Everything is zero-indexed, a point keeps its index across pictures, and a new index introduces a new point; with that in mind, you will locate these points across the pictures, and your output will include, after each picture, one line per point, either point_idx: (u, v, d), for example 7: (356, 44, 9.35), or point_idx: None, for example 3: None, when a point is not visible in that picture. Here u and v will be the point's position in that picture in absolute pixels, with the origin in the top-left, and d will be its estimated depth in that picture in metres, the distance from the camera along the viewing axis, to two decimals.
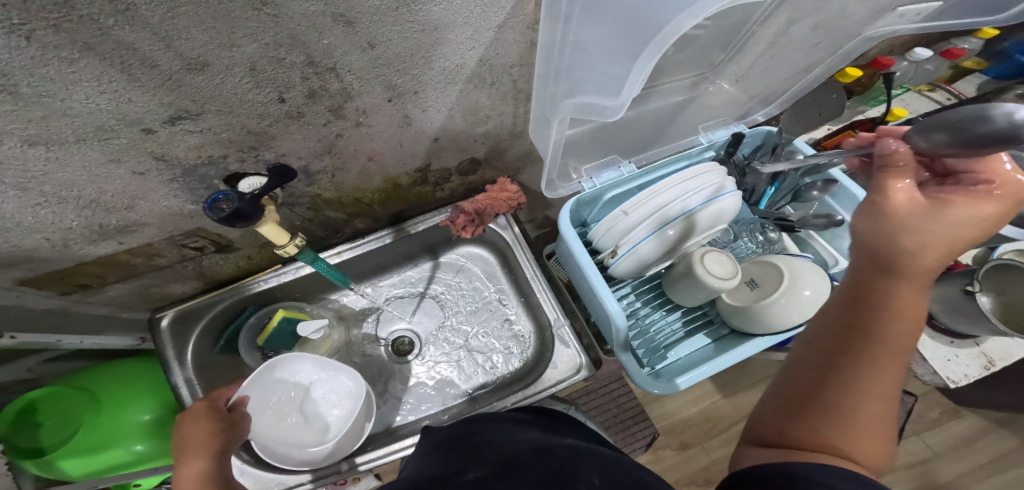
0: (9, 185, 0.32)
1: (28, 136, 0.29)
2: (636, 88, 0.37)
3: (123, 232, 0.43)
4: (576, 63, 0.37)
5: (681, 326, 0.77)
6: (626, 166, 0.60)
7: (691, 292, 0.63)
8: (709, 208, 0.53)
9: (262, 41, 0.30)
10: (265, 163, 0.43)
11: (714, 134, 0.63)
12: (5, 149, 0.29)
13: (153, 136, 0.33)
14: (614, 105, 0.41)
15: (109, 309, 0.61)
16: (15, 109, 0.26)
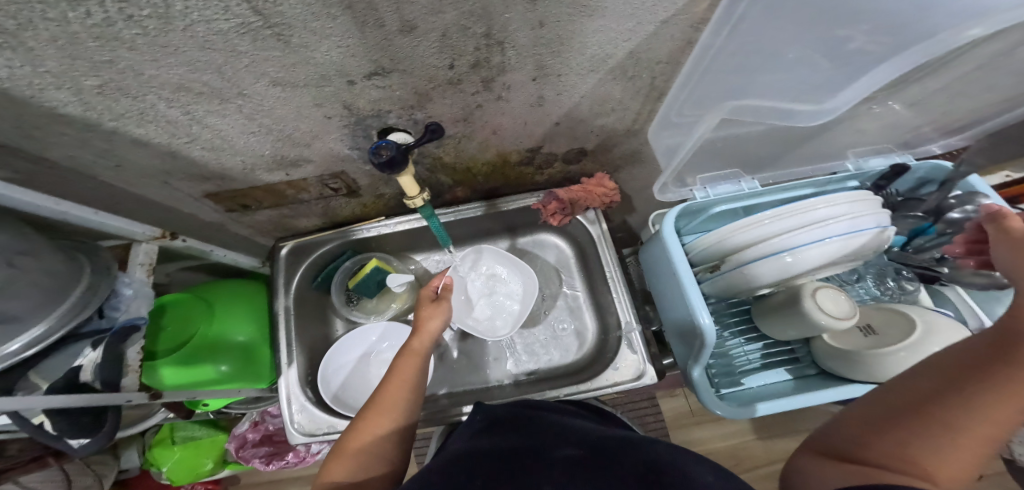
0: (243, 115, 0.39)
1: (276, 79, 0.35)
2: (857, 97, 0.40)
3: (293, 165, 0.51)
4: (733, 66, 0.39)
5: (758, 357, 0.75)
6: (747, 183, 0.61)
7: (792, 325, 0.64)
8: (843, 242, 0.50)
9: (461, 10, 0.34)
10: (415, 122, 0.49)
11: (866, 161, 0.62)
12: (257, 87, 0.35)
13: (351, 87, 0.40)
14: (817, 111, 0.43)
15: (248, 232, 0.71)
16: (281, 55, 0.33)
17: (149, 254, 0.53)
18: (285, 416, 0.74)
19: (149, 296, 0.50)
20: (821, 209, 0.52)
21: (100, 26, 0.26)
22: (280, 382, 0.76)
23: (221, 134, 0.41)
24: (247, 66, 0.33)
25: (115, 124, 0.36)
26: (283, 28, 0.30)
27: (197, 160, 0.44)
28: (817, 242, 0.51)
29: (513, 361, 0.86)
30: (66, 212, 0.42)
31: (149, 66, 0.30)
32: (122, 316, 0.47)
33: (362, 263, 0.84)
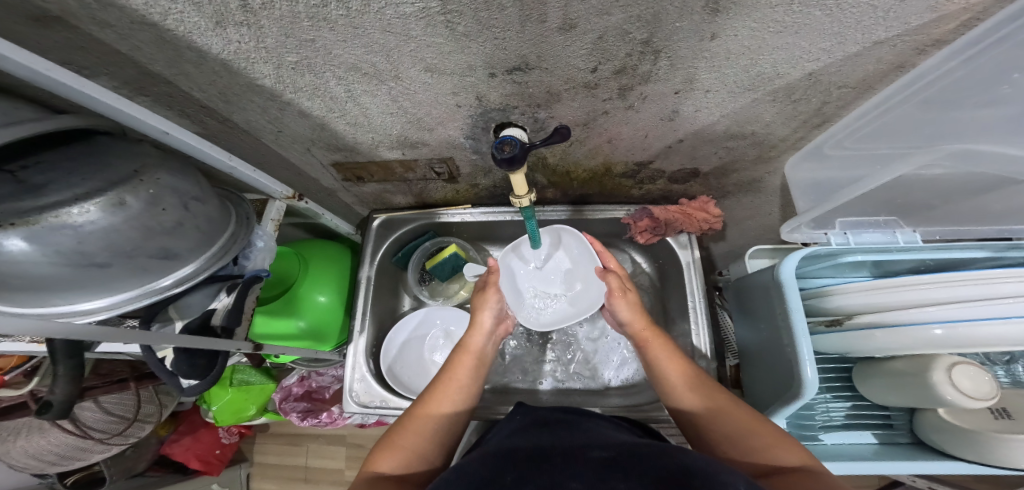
0: (391, 97, 0.41)
1: (431, 65, 0.36)
2: None
3: (411, 146, 0.52)
4: (943, 97, 0.37)
5: (842, 416, 0.66)
6: (904, 234, 0.53)
7: (901, 390, 0.56)
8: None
9: (630, 13, 0.32)
10: (535, 120, 0.48)
11: None
12: (411, 71, 0.37)
13: (490, 79, 0.39)
14: None
15: (350, 201, 0.75)
16: (442, 42, 0.33)
17: (279, 211, 0.59)
18: (346, 381, 0.80)
19: (273, 251, 0.57)
20: (1004, 285, 0.44)
21: (316, 6, 0.28)
22: (350, 348, 0.81)
23: (365, 112, 0.43)
24: (411, 50, 0.34)
25: (290, 96, 0.40)
26: (455, 15, 0.30)
27: (339, 133, 0.48)
28: (994, 321, 0.42)
29: (557, 370, 0.84)
30: (234, 167, 0.49)
31: (339, 46, 0.33)
32: (250, 267, 0.53)
33: (440, 246, 0.87)
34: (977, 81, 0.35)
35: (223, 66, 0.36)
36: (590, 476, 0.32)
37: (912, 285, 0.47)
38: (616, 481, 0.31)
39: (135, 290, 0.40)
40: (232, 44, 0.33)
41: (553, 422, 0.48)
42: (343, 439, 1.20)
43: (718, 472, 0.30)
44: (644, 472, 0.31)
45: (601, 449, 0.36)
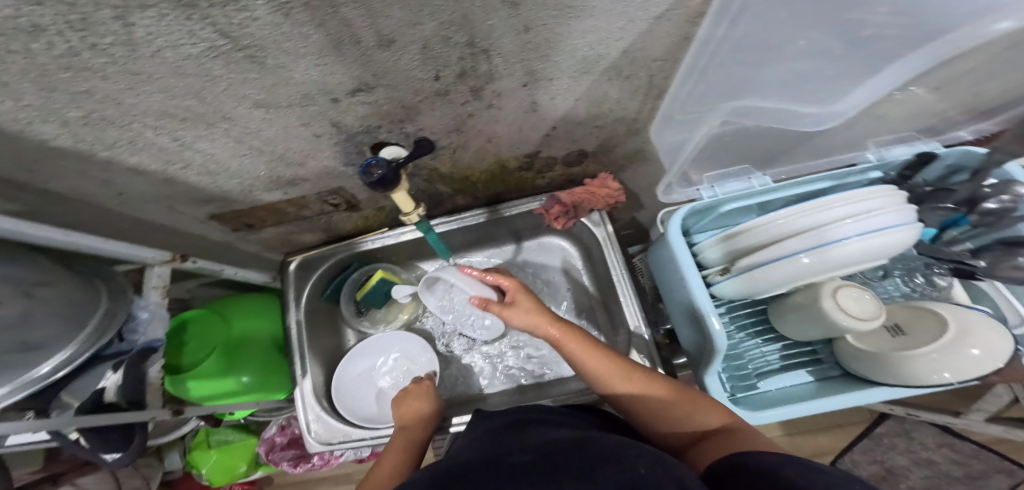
0: (231, 137, 0.39)
1: (257, 100, 0.35)
2: (866, 102, 0.39)
3: (289, 184, 0.51)
4: (734, 61, 0.38)
5: (777, 358, 0.67)
6: (757, 179, 0.57)
7: (806, 324, 0.57)
8: (868, 243, 0.45)
9: (439, 20, 0.32)
10: (406, 135, 0.47)
11: (890, 150, 0.56)
12: (241, 110, 0.36)
13: (337, 104, 0.38)
14: (818, 115, 0.43)
15: (255, 249, 0.74)
16: (257, 76, 0.32)
17: (162, 276, 0.57)
18: (302, 424, 0.76)
19: (162, 318, 0.55)
20: (836, 209, 0.47)
21: (64, 56, 0.26)
22: (297, 393, 0.77)
23: (212, 158, 0.41)
24: (225, 89, 0.33)
25: (109, 154, 0.37)
26: (255, 49, 0.29)
27: (195, 184, 0.46)
28: (836, 244, 0.46)
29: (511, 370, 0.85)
30: (78, 241, 0.45)
31: (126, 94, 0.31)
32: (141, 338, 0.52)
33: (369, 274, 0.87)
34: (751, 42, 0.36)
35: None
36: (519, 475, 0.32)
37: (770, 225, 0.50)
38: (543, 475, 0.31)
39: (10, 384, 0.36)
40: None
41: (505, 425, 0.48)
42: (349, 477, 1.12)
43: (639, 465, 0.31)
44: (572, 466, 0.32)
45: (524, 453, 0.37)
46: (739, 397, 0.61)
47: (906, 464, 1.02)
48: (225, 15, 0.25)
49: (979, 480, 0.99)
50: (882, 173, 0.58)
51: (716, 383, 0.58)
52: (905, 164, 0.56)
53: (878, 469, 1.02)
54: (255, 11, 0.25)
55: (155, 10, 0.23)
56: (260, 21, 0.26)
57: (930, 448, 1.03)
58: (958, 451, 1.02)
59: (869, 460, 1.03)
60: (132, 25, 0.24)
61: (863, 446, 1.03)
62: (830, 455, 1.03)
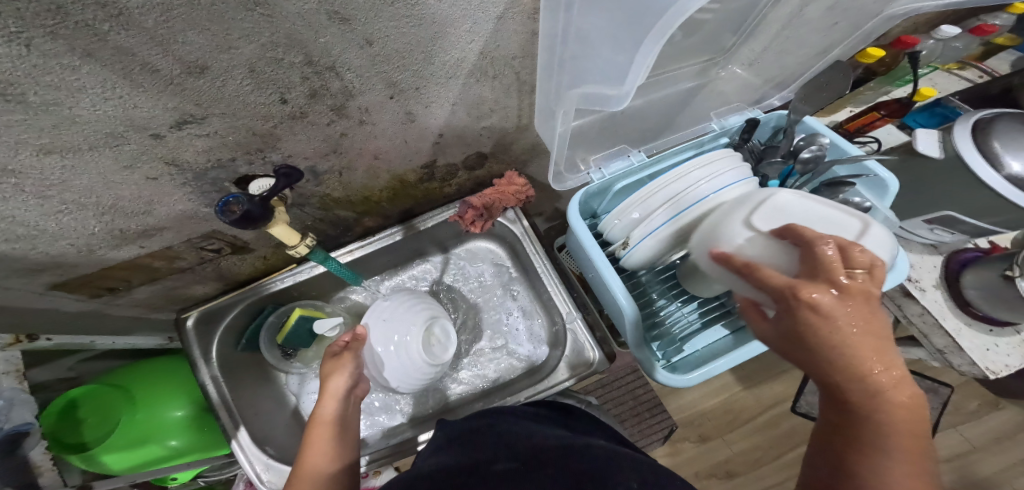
0: (31, 194, 0.33)
1: (43, 146, 0.29)
2: (639, 76, 0.37)
3: (143, 236, 0.46)
4: (575, 51, 0.38)
5: (698, 317, 0.71)
6: (635, 156, 0.59)
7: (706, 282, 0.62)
8: (720, 201, 0.50)
9: (259, 41, 0.30)
10: (272, 164, 0.44)
11: (727, 120, 0.61)
12: (24, 159, 0.30)
13: (162, 141, 0.34)
14: (619, 95, 0.41)
15: (137, 310, 0.67)
16: (28, 118, 0.27)
17: (11, 360, 0.51)
18: (251, 477, 0.71)
19: (27, 401, 0.50)
20: (693, 173, 0.52)
21: None
22: (234, 447, 0.71)
23: (17, 220, 0.35)
24: None
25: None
26: (6, 87, 0.24)
27: (8, 254, 0.39)
28: (699, 203, 0.50)
29: (458, 381, 0.85)
30: None
31: None
32: (4, 425, 0.48)
33: (287, 314, 0.80)
34: (584, 27, 0.36)
35: None
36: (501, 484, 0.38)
37: (642, 199, 0.54)
38: (523, 485, 0.37)
39: None
40: None
41: (470, 430, 0.53)
42: None
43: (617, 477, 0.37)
44: (550, 475, 0.38)
45: (505, 461, 0.42)
46: (673, 363, 0.65)
47: None
48: None
49: None
50: (727, 138, 0.64)
51: (648, 354, 0.61)
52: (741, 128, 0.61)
53: None
54: None
55: None
56: None
57: None
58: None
59: (821, 399, 1.15)
60: None
61: (811, 388, 1.16)
62: (786, 402, 1.15)
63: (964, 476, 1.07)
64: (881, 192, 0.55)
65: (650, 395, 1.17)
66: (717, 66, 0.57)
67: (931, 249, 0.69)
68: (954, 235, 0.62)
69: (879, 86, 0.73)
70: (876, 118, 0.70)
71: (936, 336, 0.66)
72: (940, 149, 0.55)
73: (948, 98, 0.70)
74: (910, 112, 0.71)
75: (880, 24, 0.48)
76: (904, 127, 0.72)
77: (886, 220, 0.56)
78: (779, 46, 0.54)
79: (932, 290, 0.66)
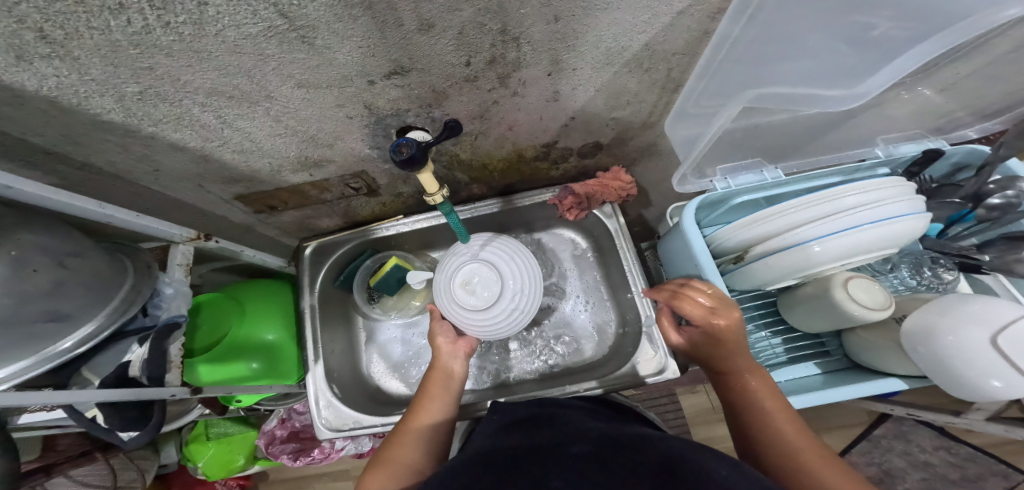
0: (271, 117, 0.41)
1: (301, 81, 0.36)
2: (886, 81, 0.39)
3: (317, 166, 0.53)
4: (754, 55, 0.39)
5: (785, 350, 0.68)
6: (770, 172, 0.59)
7: (818, 316, 0.58)
8: (881, 230, 0.47)
9: (478, 6, 0.34)
10: (433, 120, 0.49)
11: (897, 148, 0.58)
12: (283, 89, 0.37)
13: (372, 87, 0.40)
14: (841, 96, 0.43)
15: (274, 233, 0.78)
16: (305, 57, 0.33)
17: (186, 254, 0.61)
18: (313, 408, 0.80)
19: (186, 295, 0.58)
20: (845, 199, 0.49)
21: (137, 33, 0.27)
22: (309, 378, 0.81)
23: (250, 136, 0.43)
24: (273, 68, 0.34)
25: (152, 130, 0.39)
26: (308, 29, 0.30)
27: (227, 163, 0.48)
28: (847, 231, 0.48)
29: (517, 359, 0.89)
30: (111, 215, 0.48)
31: (185, 71, 0.32)
32: (163, 313, 0.55)
33: (381, 262, 0.88)
34: (770, 34, 0.37)
35: (53, 103, 0.32)
36: (581, 469, 0.35)
37: (776, 215, 0.52)
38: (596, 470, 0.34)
39: (31, 359, 0.38)
40: (51, 79, 0.30)
41: (529, 414, 0.52)
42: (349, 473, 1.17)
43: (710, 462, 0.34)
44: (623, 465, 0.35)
45: (577, 444, 0.39)
46: None
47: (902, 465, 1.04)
48: None
49: (975, 483, 1.00)
50: (888, 168, 0.59)
51: None
52: (912, 159, 0.58)
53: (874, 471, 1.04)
54: None
55: None
56: (316, 3, 0.28)
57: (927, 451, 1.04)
58: (954, 455, 1.03)
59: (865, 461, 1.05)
60: (205, 4, 0.26)
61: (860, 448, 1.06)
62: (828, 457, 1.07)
63: None
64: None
65: (680, 418, 1.14)
66: (899, 86, 0.52)
67: None
68: None
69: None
70: None
71: None
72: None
73: None
74: None
75: None
76: None
77: None
78: (969, 76, 0.49)
79: None
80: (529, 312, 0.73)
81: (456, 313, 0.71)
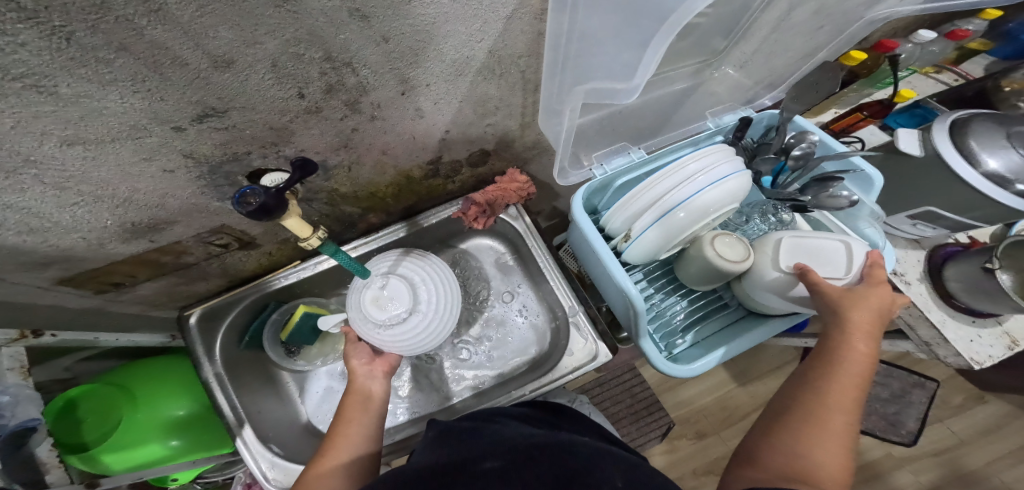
0: (49, 185, 0.34)
1: (67, 138, 0.30)
2: (647, 71, 0.41)
3: (154, 230, 0.46)
4: (582, 49, 0.41)
5: (694, 310, 0.73)
6: (635, 152, 0.62)
7: (704, 277, 0.63)
8: (721, 189, 0.52)
9: (283, 37, 0.31)
10: (285, 158, 0.45)
11: (721, 119, 0.64)
12: (48, 150, 0.31)
13: (183, 134, 0.35)
14: (627, 88, 0.45)
15: (139, 307, 0.67)
16: (56, 110, 0.28)
17: (15, 357, 0.50)
18: (257, 476, 0.71)
19: (33, 396, 0.50)
20: (691, 165, 0.54)
21: None
22: (239, 445, 0.72)
23: (32, 212, 0.36)
24: (13, 127, 0.27)
25: None
26: (38, 78, 0.25)
27: (18, 246, 0.39)
28: (701, 192, 0.52)
29: (456, 379, 0.86)
30: None
31: None
32: (11, 421, 0.48)
33: (291, 312, 0.81)
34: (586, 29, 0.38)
35: None
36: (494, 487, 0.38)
37: (641, 192, 0.56)
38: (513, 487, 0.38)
39: None
40: None
41: (463, 428, 0.53)
42: None
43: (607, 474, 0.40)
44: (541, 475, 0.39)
45: (493, 458, 0.43)
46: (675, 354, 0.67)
47: None
48: None
49: (904, 398, 1.16)
50: (721, 136, 0.65)
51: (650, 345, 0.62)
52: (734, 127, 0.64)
53: None
54: (20, 36, 0.22)
55: None
56: (31, 46, 0.23)
57: None
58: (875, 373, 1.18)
59: None
60: None
61: None
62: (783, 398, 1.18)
63: (949, 464, 1.12)
64: (866, 187, 0.58)
65: (647, 391, 1.20)
66: (710, 67, 0.60)
67: (913, 243, 0.72)
68: (935, 230, 0.65)
69: (862, 89, 0.73)
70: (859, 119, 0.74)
71: (921, 327, 0.68)
72: (920, 147, 0.57)
73: (926, 100, 0.73)
74: (891, 114, 0.75)
75: (861, 27, 0.54)
76: (886, 128, 0.76)
77: (873, 213, 0.59)
78: (769, 48, 0.57)
79: (918, 283, 0.69)
80: (453, 312, 0.72)
81: (374, 335, 0.66)
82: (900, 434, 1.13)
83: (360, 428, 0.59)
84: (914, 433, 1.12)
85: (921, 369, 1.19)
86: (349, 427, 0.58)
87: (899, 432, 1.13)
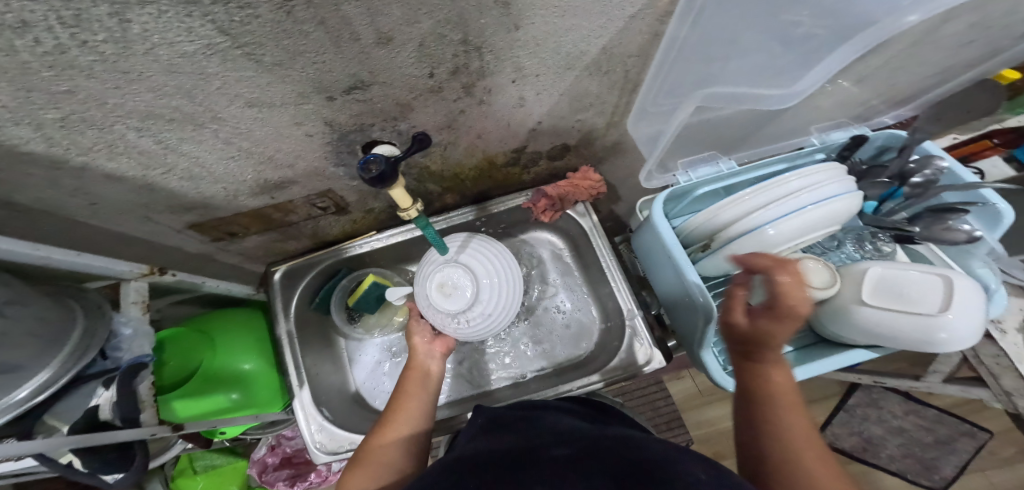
0: (220, 139, 0.39)
1: (251, 99, 0.35)
2: (818, 79, 0.42)
3: (278, 187, 0.51)
4: (702, 54, 0.41)
5: None
6: (725, 163, 0.63)
7: None
8: (820, 211, 0.51)
9: (436, 18, 0.34)
10: (399, 133, 0.48)
11: (829, 135, 0.64)
12: (232, 109, 0.35)
13: (331, 103, 0.39)
14: (784, 95, 0.46)
15: (238, 259, 0.74)
16: (254, 74, 0.32)
17: (140, 292, 0.57)
18: (304, 437, 0.76)
19: (148, 333, 0.54)
20: (791, 183, 0.53)
21: (53, 56, 0.25)
22: (296, 404, 0.78)
23: (198, 161, 0.41)
24: (218, 87, 0.32)
25: (83, 159, 0.36)
26: (253, 47, 0.29)
27: (176, 190, 0.45)
28: (797, 212, 0.51)
29: (499, 367, 0.88)
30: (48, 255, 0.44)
31: (112, 94, 0.29)
32: (127, 355, 0.51)
33: (358, 280, 0.86)
34: (712, 35, 0.39)
35: None
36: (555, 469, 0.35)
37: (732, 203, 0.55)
38: (575, 470, 0.35)
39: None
40: None
41: (513, 418, 0.54)
42: None
43: (686, 465, 0.34)
44: (607, 459, 0.36)
45: (560, 447, 0.40)
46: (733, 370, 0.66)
47: (879, 433, 1.12)
48: (227, 12, 0.25)
49: (946, 444, 1.08)
50: (824, 154, 0.64)
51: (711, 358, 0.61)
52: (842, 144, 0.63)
53: (856, 440, 1.11)
54: (257, 9, 0.26)
55: (155, 7, 0.23)
56: (260, 19, 0.27)
57: (897, 416, 1.12)
58: (924, 418, 1.11)
59: (848, 431, 1.12)
60: (127, 21, 0.24)
61: (840, 419, 1.13)
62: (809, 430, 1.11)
63: None
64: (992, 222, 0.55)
65: (671, 407, 1.17)
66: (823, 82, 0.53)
67: None
68: None
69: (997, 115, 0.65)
70: (986, 147, 0.69)
71: None
72: None
73: None
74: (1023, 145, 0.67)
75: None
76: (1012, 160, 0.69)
77: (993, 251, 0.55)
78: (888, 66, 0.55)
79: None
80: (512, 307, 0.73)
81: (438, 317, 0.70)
82: (929, 478, 1.07)
83: (418, 404, 0.62)
84: (946, 480, 1.06)
85: (977, 419, 1.08)
86: (407, 400, 0.62)
87: (929, 476, 1.07)
